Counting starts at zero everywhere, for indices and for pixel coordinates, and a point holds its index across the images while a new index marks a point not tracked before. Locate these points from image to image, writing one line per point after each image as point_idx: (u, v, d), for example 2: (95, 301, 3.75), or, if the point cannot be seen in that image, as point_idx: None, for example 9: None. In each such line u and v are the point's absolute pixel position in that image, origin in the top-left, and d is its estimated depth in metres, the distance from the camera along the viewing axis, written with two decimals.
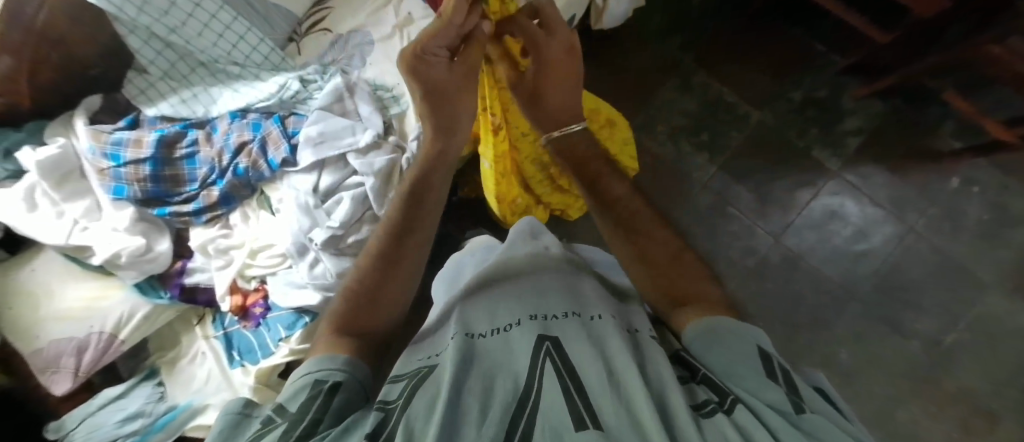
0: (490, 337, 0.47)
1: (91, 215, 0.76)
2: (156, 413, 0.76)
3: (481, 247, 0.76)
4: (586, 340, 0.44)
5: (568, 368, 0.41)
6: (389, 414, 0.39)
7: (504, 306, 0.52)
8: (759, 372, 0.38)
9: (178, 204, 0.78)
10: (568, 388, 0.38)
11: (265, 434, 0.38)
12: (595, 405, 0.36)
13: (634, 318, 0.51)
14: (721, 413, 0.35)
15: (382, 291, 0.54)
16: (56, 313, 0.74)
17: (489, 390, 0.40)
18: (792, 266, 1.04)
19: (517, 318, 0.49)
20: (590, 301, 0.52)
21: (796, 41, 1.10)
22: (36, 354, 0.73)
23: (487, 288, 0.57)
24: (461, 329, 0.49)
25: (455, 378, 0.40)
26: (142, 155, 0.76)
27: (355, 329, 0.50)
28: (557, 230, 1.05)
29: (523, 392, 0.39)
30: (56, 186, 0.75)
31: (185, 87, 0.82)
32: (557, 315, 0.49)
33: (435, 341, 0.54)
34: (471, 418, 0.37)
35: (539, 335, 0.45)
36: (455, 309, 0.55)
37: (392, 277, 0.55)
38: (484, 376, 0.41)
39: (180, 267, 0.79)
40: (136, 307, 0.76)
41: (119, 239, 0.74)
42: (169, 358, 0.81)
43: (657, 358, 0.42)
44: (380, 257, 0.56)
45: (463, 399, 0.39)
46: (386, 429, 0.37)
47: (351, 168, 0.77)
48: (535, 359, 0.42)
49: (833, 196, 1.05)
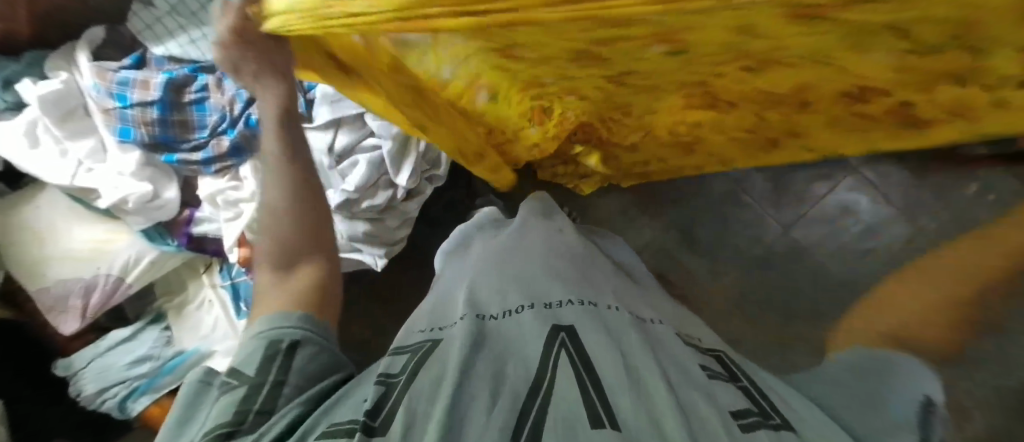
0: (501, 319, 0.44)
1: (96, 157, 0.73)
2: (163, 357, 0.77)
3: (488, 220, 0.73)
4: (602, 332, 0.40)
5: (581, 357, 0.38)
6: (390, 389, 0.36)
7: (514, 287, 0.48)
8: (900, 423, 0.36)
9: (187, 152, 0.75)
10: (583, 381, 0.35)
11: (224, 399, 0.38)
12: (613, 400, 0.33)
13: (642, 308, 0.49)
14: (764, 427, 0.33)
15: (302, 230, 0.49)
16: (65, 253, 0.73)
17: (500, 376, 0.36)
18: (798, 259, 0.99)
19: (528, 301, 0.46)
20: (603, 292, 0.50)
21: None
22: (43, 291, 0.73)
23: (497, 262, 0.54)
24: (471, 309, 0.45)
25: (464, 360, 0.37)
26: (149, 98, 0.73)
27: (295, 283, 0.47)
28: (569, 203, 1.03)
29: (535, 381, 0.35)
30: (59, 121, 0.71)
31: (193, 26, 0.76)
32: (570, 301, 0.45)
33: (435, 314, 0.50)
34: (478, 406, 0.32)
35: (553, 323, 0.42)
36: (463, 284, 0.52)
37: (308, 208, 0.50)
38: (493, 361, 0.38)
39: (188, 216, 0.77)
40: (143, 252, 0.75)
41: (126, 184, 0.72)
42: (178, 303, 0.82)
43: (678, 359, 0.39)
44: (285, 190, 0.49)
45: (469, 382, 0.35)
46: (387, 404, 0.35)
47: (367, 130, 0.76)
48: (548, 349, 0.39)
49: (849, 192, 0.97)
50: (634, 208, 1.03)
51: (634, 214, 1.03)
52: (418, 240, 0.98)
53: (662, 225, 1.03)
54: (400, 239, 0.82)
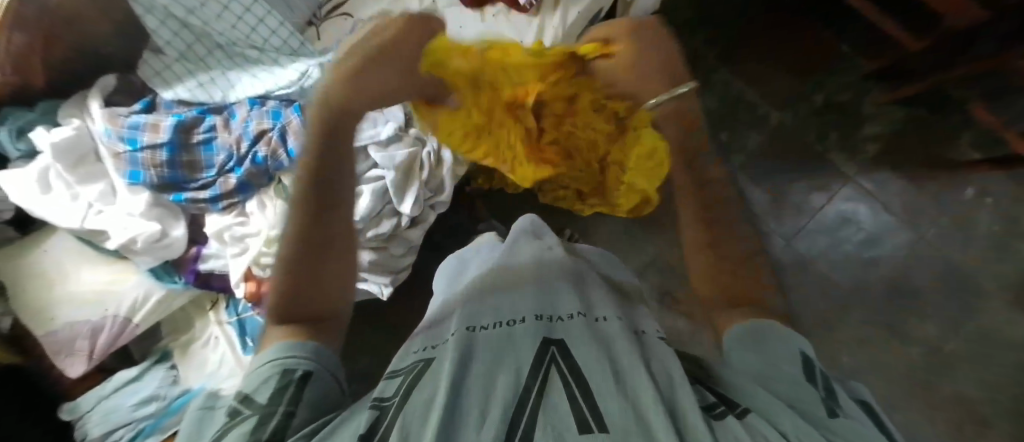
0: (492, 330, 0.41)
1: (106, 199, 0.75)
2: (170, 396, 0.77)
3: (486, 244, 0.70)
4: (592, 342, 0.38)
5: (571, 369, 0.35)
6: (384, 413, 0.34)
7: (512, 303, 0.45)
8: (799, 379, 0.36)
9: (194, 190, 0.77)
10: (572, 390, 0.33)
11: (235, 426, 0.35)
12: (600, 403, 0.31)
13: (638, 320, 0.48)
14: (733, 416, 0.31)
15: (324, 266, 0.48)
16: (70, 296, 0.74)
17: (490, 387, 0.34)
18: (801, 269, 1.00)
19: (522, 314, 0.43)
20: (596, 303, 0.47)
21: (819, 41, 1.04)
22: (48, 337, 0.73)
23: (490, 279, 0.51)
24: (462, 323, 0.43)
25: (454, 378, 0.34)
26: (158, 140, 0.75)
27: (304, 317, 0.46)
28: (570, 224, 1.03)
29: (525, 389, 0.33)
30: (70, 168, 0.74)
31: (203, 70, 0.81)
32: (564, 316, 0.43)
33: (430, 332, 0.47)
34: (469, 425, 0.30)
35: (544, 336, 0.39)
36: (456, 305, 0.48)
37: (334, 247, 0.49)
38: (485, 374, 0.35)
39: (196, 252, 0.78)
40: (150, 290, 0.76)
41: (134, 224, 0.73)
42: (183, 342, 0.82)
43: (664, 358, 0.37)
44: (312, 228, 0.48)
45: (461, 400, 0.33)
46: (381, 429, 0.32)
47: (372, 161, 0.78)
48: (540, 361, 0.36)
49: (847, 202, 1.01)
50: (636, 228, 1.04)
51: (636, 232, 1.04)
52: (420, 266, 0.99)
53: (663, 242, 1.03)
54: (405, 266, 0.83)
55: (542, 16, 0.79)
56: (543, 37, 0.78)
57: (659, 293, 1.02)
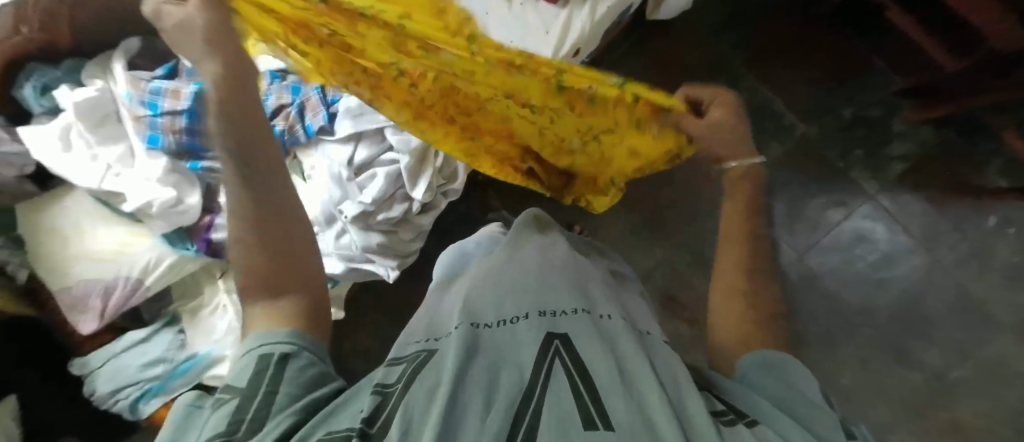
0: (496, 327, 0.39)
1: (124, 161, 0.76)
2: (176, 360, 0.79)
3: (487, 238, 0.67)
4: (597, 338, 0.36)
5: (577, 366, 0.33)
6: (387, 399, 0.32)
7: (516, 296, 0.43)
8: (816, 401, 0.34)
9: (211, 159, 0.78)
10: (578, 389, 0.31)
11: (214, 414, 0.33)
12: (606, 403, 0.30)
13: (641, 321, 0.46)
14: (742, 424, 0.31)
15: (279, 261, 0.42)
16: (87, 253, 0.76)
17: (494, 384, 0.32)
18: (811, 285, 0.99)
19: (525, 310, 0.41)
20: (600, 299, 0.45)
21: (854, 53, 1.01)
22: (64, 291, 0.76)
23: (492, 273, 0.48)
24: (465, 316, 0.40)
25: (458, 369, 0.32)
26: (178, 107, 0.76)
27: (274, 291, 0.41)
28: (581, 220, 1.02)
29: (529, 387, 0.32)
30: (92, 128, 0.75)
31: None
32: (567, 311, 0.41)
33: (436, 321, 0.45)
34: (473, 417, 0.29)
35: (547, 331, 0.37)
36: (461, 298, 0.45)
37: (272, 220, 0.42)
38: (488, 368, 0.34)
39: (208, 221, 0.78)
40: (162, 255, 0.77)
41: (150, 189, 0.74)
42: (192, 308, 0.83)
43: (671, 362, 0.36)
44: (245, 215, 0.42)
45: (463, 393, 0.31)
46: (383, 416, 0.31)
47: (387, 143, 0.77)
48: (543, 357, 0.34)
49: (865, 220, 0.99)
50: (646, 229, 1.02)
51: (647, 234, 1.02)
52: (427, 249, 1.00)
53: (673, 246, 1.02)
54: (412, 251, 0.84)
55: (570, 8, 0.77)
56: (569, 30, 0.77)
57: (664, 298, 1.00)
